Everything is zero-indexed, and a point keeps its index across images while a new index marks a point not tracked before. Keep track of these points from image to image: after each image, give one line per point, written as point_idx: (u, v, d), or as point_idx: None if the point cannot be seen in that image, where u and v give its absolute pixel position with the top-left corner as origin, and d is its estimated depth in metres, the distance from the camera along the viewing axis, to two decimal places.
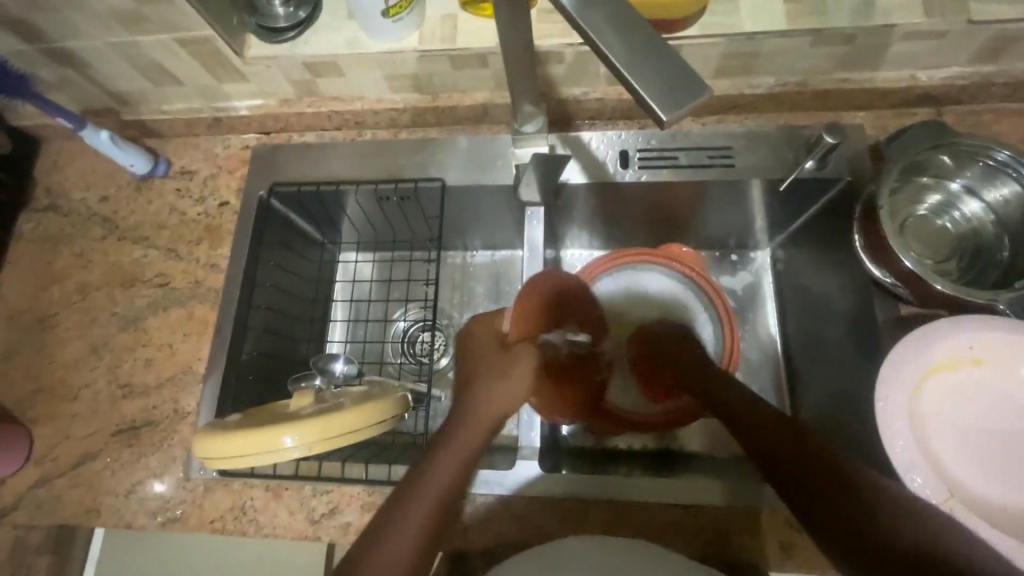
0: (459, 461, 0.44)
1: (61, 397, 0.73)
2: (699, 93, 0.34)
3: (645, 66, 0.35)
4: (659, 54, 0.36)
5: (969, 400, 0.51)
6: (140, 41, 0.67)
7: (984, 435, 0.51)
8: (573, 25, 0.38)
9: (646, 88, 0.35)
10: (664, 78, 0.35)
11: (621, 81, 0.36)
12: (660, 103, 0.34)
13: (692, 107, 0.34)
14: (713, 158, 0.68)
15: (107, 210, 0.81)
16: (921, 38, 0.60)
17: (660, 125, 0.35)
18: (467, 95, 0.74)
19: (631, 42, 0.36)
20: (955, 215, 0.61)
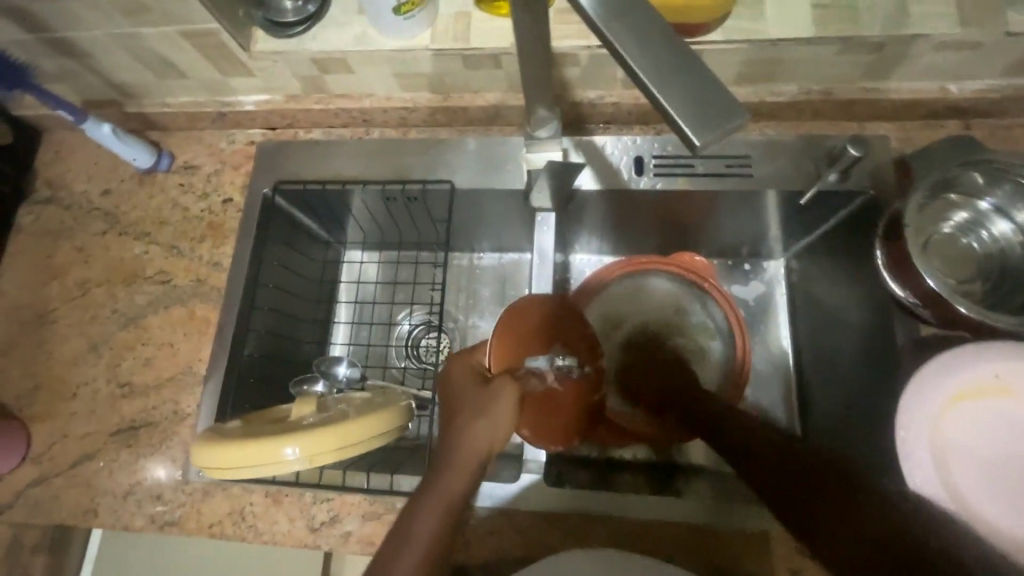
0: (449, 505, 0.39)
1: (60, 395, 0.72)
2: (733, 115, 0.32)
3: (675, 83, 0.33)
4: (691, 71, 0.33)
5: (996, 431, 0.50)
6: (143, 33, 0.65)
7: (1013, 468, 0.49)
8: (597, 34, 0.35)
9: (676, 107, 0.32)
10: (696, 98, 0.33)
11: (648, 98, 0.33)
12: (691, 124, 0.32)
13: (725, 130, 0.32)
14: (731, 167, 0.66)
15: (109, 204, 0.79)
16: (953, 49, 0.58)
17: (690, 148, 0.32)
18: (479, 95, 0.72)
19: (660, 57, 0.34)
20: (982, 235, 0.59)
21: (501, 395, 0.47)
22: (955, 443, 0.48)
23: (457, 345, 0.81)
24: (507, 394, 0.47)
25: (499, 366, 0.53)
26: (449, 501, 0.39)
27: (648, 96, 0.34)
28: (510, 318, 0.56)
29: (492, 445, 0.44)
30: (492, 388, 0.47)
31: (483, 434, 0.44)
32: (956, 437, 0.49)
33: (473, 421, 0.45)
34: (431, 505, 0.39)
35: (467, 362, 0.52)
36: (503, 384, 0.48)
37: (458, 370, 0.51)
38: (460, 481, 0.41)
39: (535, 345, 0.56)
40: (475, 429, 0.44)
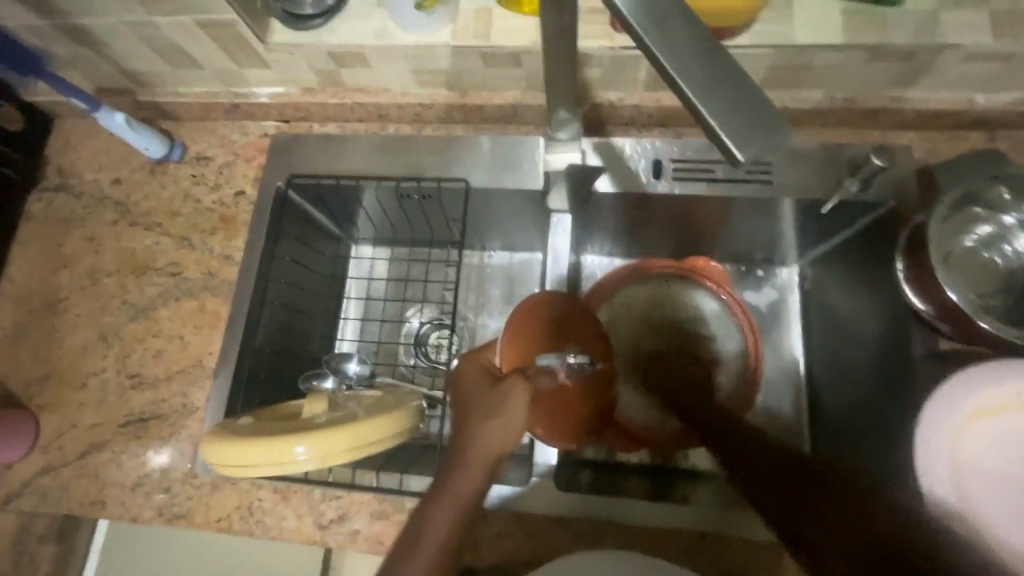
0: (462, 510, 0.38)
1: (70, 384, 0.72)
2: (776, 132, 0.33)
3: (719, 97, 0.33)
4: (733, 84, 0.34)
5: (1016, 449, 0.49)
6: (160, 22, 0.64)
7: None
8: (640, 43, 0.34)
9: (721, 122, 0.33)
10: (739, 112, 0.33)
11: (691, 111, 0.34)
12: (737, 140, 0.32)
13: (767, 146, 0.33)
14: (750, 172, 0.65)
15: (120, 193, 0.79)
16: (983, 60, 0.57)
17: (733, 163, 0.33)
18: (497, 93, 0.71)
19: (704, 69, 0.34)
20: (1006, 250, 0.59)
21: (513, 390, 0.45)
22: (978, 461, 0.48)
23: (467, 344, 0.80)
24: (519, 390, 0.45)
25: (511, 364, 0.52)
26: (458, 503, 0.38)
27: (690, 109, 0.34)
28: (521, 318, 0.55)
29: (503, 442, 0.43)
30: (503, 383, 0.46)
31: (491, 431, 0.42)
32: (979, 454, 0.48)
33: (487, 421, 0.43)
34: (443, 509, 0.38)
35: (479, 360, 0.51)
36: (514, 380, 0.46)
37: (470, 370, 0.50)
38: (473, 484, 0.40)
39: (547, 344, 0.55)
40: (484, 427, 0.42)
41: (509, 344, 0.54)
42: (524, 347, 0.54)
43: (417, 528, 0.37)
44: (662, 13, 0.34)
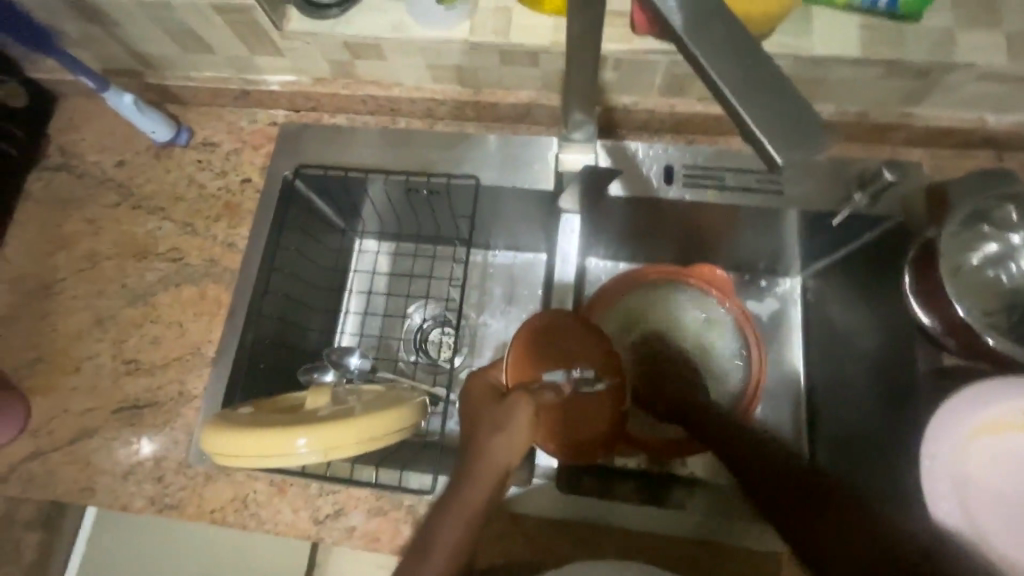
0: (468, 518, 0.39)
1: (62, 368, 0.70)
2: (814, 137, 0.34)
3: (762, 103, 0.34)
4: (775, 89, 0.34)
5: (1019, 468, 0.50)
6: (174, 4, 0.63)
7: None
8: (684, 51, 0.35)
9: (761, 126, 0.33)
10: (779, 116, 0.34)
11: (733, 116, 0.34)
12: (777, 146, 0.33)
13: (806, 151, 0.34)
14: (761, 182, 0.66)
15: (123, 176, 0.77)
16: (996, 80, 0.57)
17: (772, 165, 0.34)
18: (511, 92, 0.71)
19: (747, 74, 0.34)
20: (1010, 269, 0.59)
21: (518, 407, 0.46)
22: (983, 478, 0.48)
23: (468, 343, 0.80)
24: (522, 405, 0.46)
25: (516, 380, 0.52)
26: (471, 510, 0.39)
27: (732, 113, 0.34)
28: (528, 335, 0.55)
29: (513, 450, 0.44)
30: (507, 398, 0.47)
31: (502, 441, 0.44)
32: (983, 471, 0.49)
33: (490, 434, 0.44)
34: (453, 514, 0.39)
35: (485, 379, 0.52)
36: (518, 396, 0.47)
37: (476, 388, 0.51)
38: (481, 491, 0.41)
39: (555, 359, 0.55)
40: (495, 437, 0.44)
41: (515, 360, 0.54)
42: (529, 363, 0.54)
43: (428, 533, 0.38)
44: (707, 21, 0.34)
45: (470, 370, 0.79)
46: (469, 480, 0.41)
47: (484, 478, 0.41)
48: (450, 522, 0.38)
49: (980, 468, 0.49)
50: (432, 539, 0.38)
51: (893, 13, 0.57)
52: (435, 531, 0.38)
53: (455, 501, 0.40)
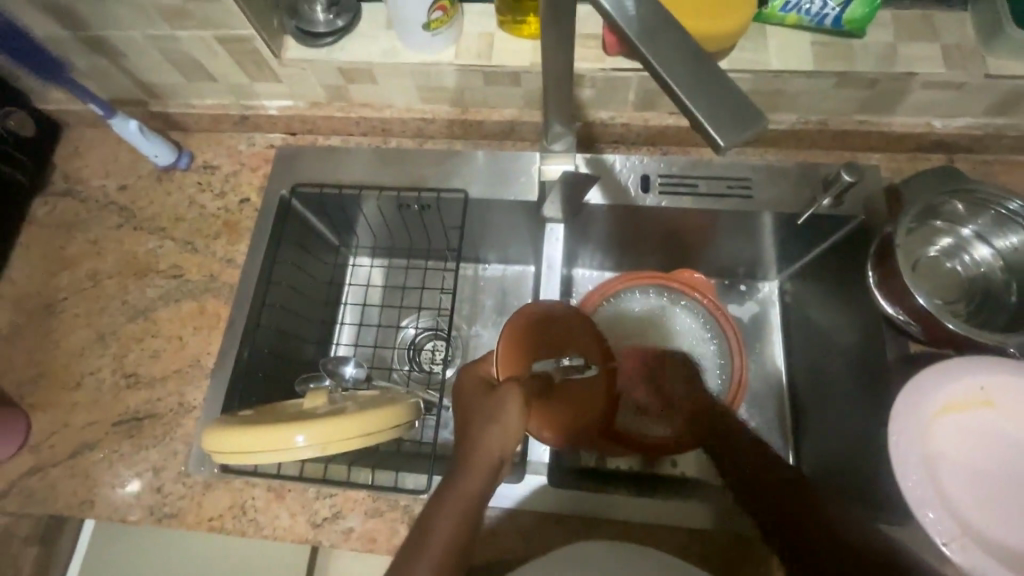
0: (464, 509, 0.39)
1: (64, 384, 0.72)
2: (756, 123, 0.34)
3: (704, 92, 0.34)
4: (716, 79, 0.35)
5: (985, 445, 0.52)
6: (180, 36, 0.68)
7: (998, 481, 0.51)
8: (632, 49, 0.36)
9: (704, 112, 0.34)
10: (722, 104, 0.34)
11: (677, 106, 0.35)
12: (719, 128, 0.33)
13: (750, 133, 0.34)
14: (732, 188, 0.70)
15: (126, 199, 0.81)
16: (940, 88, 0.63)
17: (716, 149, 0.34)
18: (496, 111, 0.75)
19: (688, 68, 0.35)
20: (965, 259, 0.63)
21: (508, 398, 0.48)
22: (945, 451, 0.51)
23: (461, 353, 0.82)
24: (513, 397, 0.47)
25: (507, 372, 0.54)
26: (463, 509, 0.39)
27: (677, 103, 0.35)
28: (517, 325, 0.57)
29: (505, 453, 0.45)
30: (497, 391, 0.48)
31: (495, 441, 0.44)
32: (947, 445, 0.51)
33: (485, 427, 0.45)
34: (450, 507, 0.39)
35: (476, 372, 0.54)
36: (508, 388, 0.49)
37: (467, 384, 0.52)
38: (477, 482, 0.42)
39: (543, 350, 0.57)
40: (489, 437, 0.45)
41: (505, 352, 0.56)
42: (519, 355, 0.56)
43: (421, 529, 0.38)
44: (652, 21, 0.36)
45: None
46: (466, 478, 0.42)
47: (478, 477, 0.42)
48: (445, 515, 0.39)
49: (943, 441, 0.51)
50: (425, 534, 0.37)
51: (841, 29, 0.62)
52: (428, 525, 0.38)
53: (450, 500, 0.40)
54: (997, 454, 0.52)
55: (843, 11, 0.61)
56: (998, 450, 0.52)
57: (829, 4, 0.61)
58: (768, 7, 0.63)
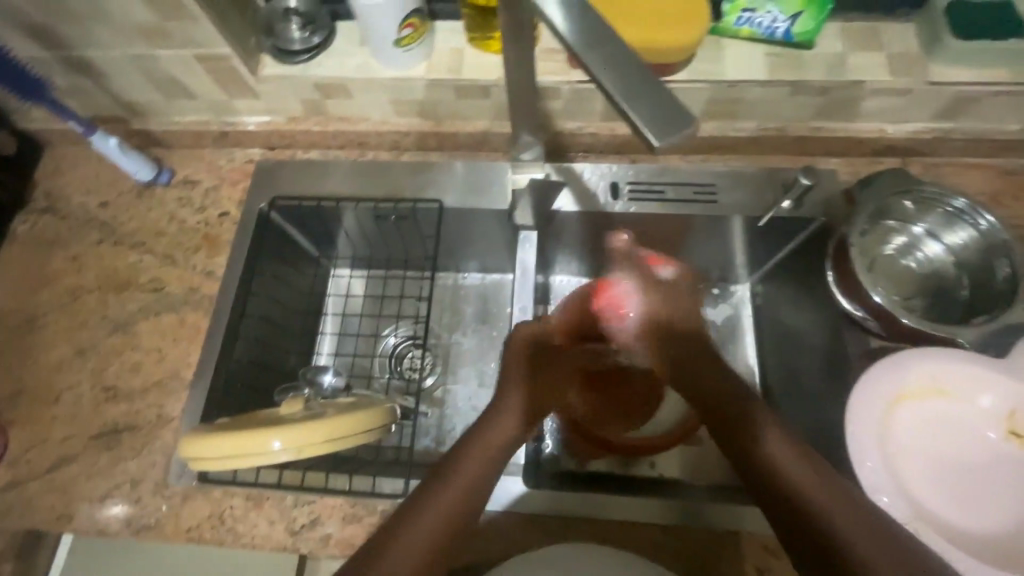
0: (478, 472, 0.51)
1: (43, 399, 0.72)
2: (686, 124, 0.36)
3: (641, 98, 0.37)
4: (653, 88, 0.37)
5: (926, 430, 0.56)
6: (160, 55, 0.70)
7: (932, 460, 0.55)
8: (578, 62, 0.40)
9: (641, 115, 0.36)
10: (656, 109, 0.36)
11: (617, 111, 0.37)
12: (653, 129, 0.35)
13: (682, 135, 0.36)
14: (698, 194, 0.72)
15: (107, 215, 0.82)
16: (888, 94, 0.66)
17: (651, 150, 0.36)
18: (470, 123, 0.78)
19: (628, 78, 0.38)
20: (918, 256, 0.67)
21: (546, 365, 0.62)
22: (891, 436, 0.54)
23: (441, 361, 0.82)
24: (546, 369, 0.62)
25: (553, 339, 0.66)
26: (455, 502, 0.48)
27: (617, 109, 0.38)
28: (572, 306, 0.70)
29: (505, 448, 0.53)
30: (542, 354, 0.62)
31: (493, 440, 0.53)
32: (892, 431, 0.55)
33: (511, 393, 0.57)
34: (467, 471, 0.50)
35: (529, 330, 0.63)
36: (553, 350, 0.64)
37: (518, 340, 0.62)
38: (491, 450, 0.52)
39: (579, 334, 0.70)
40: (487, 437, 0.53)
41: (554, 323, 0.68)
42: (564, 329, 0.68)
43: (414, 512, 0.47)
44: (597, 38, 0.40)
45: (444, 388, 0.81)
46: (461, 471, 0.50)
47: (473, 473, 0.50)
48: (464, 474, 0.50)
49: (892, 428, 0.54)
50: (420, 520, 0.46)
51: (791, 42, 0.66)
52: (422, 510, 0.47)
53: (444, 493, 0.48)
54: (935, 436, 0.56)
55: (793, 24, 0.64)
56: (937, 433, 0.56)
57: (779, 18, 0.65)
58: (722, 21, 0.66)
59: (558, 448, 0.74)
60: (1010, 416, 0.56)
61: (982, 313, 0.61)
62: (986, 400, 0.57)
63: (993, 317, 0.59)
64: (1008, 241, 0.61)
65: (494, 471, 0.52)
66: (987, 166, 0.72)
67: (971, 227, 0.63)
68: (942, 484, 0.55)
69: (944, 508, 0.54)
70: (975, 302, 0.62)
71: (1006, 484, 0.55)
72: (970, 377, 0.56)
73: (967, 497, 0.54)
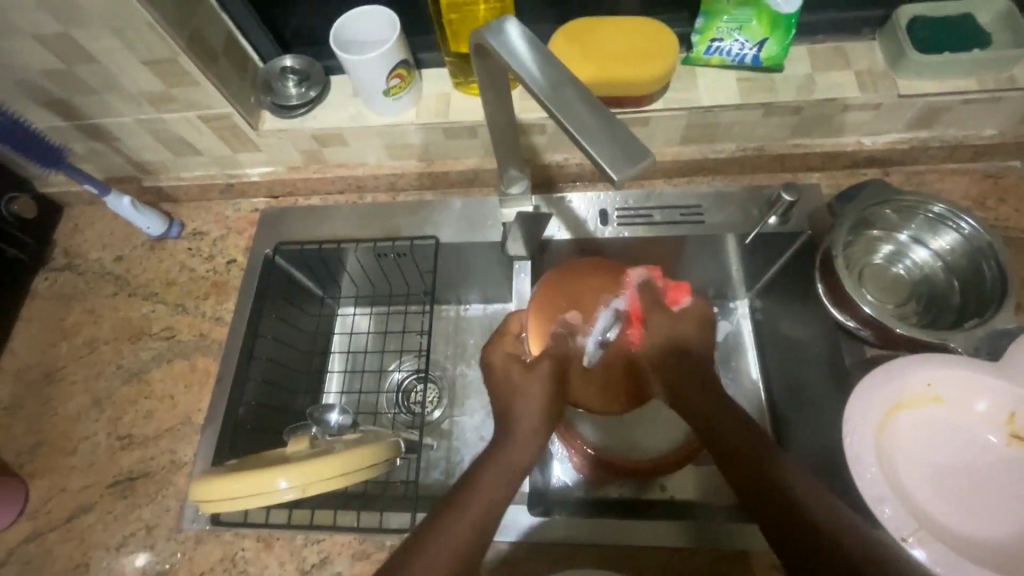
0: (504, 479, 0.53)
1: (61, 450, 0.74)
2: (644, 157, 0.38)
3: (602, 137, 0.40)
4: (614, 127, 0.40)
5: (921, 438, 0.56)
6: (167, 118, 0.75)
7: (931, 468, 0.56)
8: (546, 109, 0.43)
9: (603, 153, 0.39)
10: (615, 147, 0.39)
11: (583, 152, 0.40)
12: (612, 165, 0.38)
13: (641, 169, 0.38)
14: (685, 216, 0.74)
15: (121, 269, 0.86)
16: (861, 109, 0.68)
17: (613, 185, 0.38)
18: (460, 161, 0.81)
19: (590, 119, 0.41)
20: (907, 263, 0.68)
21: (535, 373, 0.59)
22: (888, 447, 0.55)
23: (446, 394, 0.83)
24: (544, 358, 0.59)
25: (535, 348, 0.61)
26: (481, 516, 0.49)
27: (582, 149, 0.40)
28: (548, 293, 0.63)
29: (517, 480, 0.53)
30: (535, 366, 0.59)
31: (495, 482, 0.52)
32: (887, 441, 0.55)
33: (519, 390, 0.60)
34: (494, 477, 0.52)
35: (503, 350, 0.63)
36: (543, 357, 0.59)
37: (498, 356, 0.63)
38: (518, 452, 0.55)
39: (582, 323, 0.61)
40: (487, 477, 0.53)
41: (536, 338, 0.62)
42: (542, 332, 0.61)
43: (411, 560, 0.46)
44: (562, 85, 0.43)
45: (450, 421, 0.82)
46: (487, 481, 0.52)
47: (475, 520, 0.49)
48: (489, 482, 0.52)
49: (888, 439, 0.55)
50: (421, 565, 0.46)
51: (761, 66, 0.69)
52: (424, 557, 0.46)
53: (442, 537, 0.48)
54: (931, 443, 0.56)
55: (760, 50, 0.67)
56: (934, 440, 0.57)
57: (747, 45, 0.67)
58: (693, 51, 0.70)
59: (566, 475, 0.74)
60: (1009, 419, 0.56)
61: (974, 317, 0.61)
62: (982, 405, 0.57)
63: (985, 319, 0.58)
64: (992, 244, 0.61)
65: (497, 513, 0.50)
66: (968, 171, 0.73)
67: (955, 232, 0.64)
68: (942, 491, 0.55)
69: (947, 514, 0.54)
70: (966, 306, 0.63)
71: (1009, 488, 0.55)
72: (967, 381, 0.56)
73: (971, 503, 0.54)
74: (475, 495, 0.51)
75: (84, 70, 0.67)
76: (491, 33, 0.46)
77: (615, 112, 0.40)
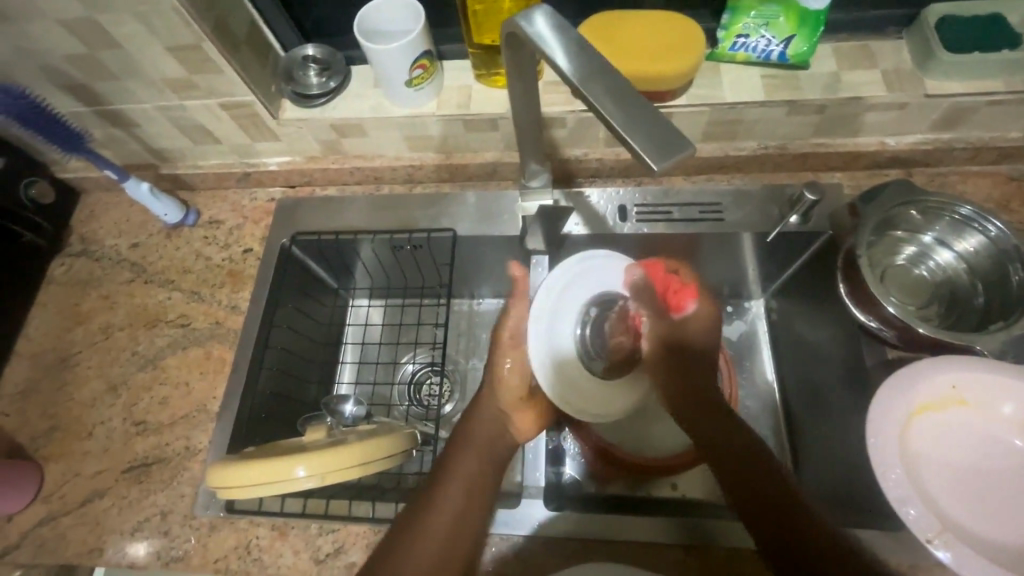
0: (486, 444, 0.59)
1: (76, 435, 0.75)
2: (684, 150, 0.37)
3: (639, 126, 0.39)
4: (651, 117, 0.40)
5: (946, 441, 0.56)
6: (187, 105, 0.75)
7: (955, 471, 0.55)
8: (581, 99, 0.42)
9: (640, 142, 0.38)
10: (653, 135, 0.38)
11: (621, 141, 0.40)
12: (651, 155, 0.38)
13: (680, 158, 0.38)
14: (704, 213, 0.73)
15: (137, 255, 0.86)
16: (886, 109, 0.68)
17: (651, 174, 0.38)
18: (478, 154, 0.81)
19: (626, 108, 0.40)
20: (930, 265, 0.67)
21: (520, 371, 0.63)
22: (912, 449, 0.55)
23: (459, 387, 0.83)
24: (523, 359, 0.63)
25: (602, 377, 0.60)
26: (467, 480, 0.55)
27: (618, 139, 0.40)
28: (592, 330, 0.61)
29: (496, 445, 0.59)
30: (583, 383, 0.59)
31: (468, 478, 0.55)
32: (910, 442, 0.55)
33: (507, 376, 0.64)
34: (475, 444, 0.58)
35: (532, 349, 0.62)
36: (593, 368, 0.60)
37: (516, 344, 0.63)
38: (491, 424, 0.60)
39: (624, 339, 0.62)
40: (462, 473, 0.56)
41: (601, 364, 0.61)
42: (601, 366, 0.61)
43: (414, 523, 0.52)
44: (596, 74, 0.43)
45: (462, 414, 0.81)
46: (470, 445, 0.58)
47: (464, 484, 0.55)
48: (469, 447, 0.58)
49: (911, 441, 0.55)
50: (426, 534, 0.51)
51: (786, 63, 0.68)
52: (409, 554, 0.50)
53: (440, 508, 0.53)
54: (956, 446, 0.56)
55: (786, 47, 0.67)
56: (959, 442, 0.56)
57: (772, 42, 0.67)
58: (718, 47, 0.69)
59: (578, 470, 0.74)
60: None
61: (999, 320, 0.60)
62: (1009, 408, 0.57)
63: (1010, 323, 0.58)
64: (1018, 246, 0.61)
65: (487, 476, 0.57)
66: (991, 173, 0.73)
67: (980, 234, 0.64)
68: (968, 494, 0.55)
69: (972, 518, 0.53)
70: (991, 309, 0.62)
71: None
72: (992, 384, 0.56)
73: (996, 507, 0.54)
74: (460, 459, 0.57)
75: (107, 55, 0.67)
76: (522, 22, 0.46)
77: (652, 101, 0.40)
